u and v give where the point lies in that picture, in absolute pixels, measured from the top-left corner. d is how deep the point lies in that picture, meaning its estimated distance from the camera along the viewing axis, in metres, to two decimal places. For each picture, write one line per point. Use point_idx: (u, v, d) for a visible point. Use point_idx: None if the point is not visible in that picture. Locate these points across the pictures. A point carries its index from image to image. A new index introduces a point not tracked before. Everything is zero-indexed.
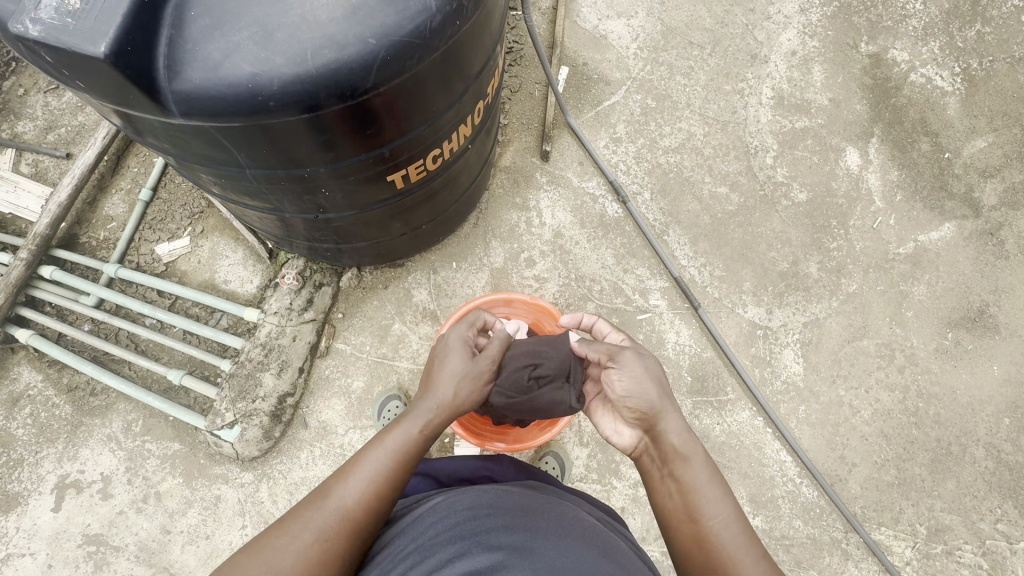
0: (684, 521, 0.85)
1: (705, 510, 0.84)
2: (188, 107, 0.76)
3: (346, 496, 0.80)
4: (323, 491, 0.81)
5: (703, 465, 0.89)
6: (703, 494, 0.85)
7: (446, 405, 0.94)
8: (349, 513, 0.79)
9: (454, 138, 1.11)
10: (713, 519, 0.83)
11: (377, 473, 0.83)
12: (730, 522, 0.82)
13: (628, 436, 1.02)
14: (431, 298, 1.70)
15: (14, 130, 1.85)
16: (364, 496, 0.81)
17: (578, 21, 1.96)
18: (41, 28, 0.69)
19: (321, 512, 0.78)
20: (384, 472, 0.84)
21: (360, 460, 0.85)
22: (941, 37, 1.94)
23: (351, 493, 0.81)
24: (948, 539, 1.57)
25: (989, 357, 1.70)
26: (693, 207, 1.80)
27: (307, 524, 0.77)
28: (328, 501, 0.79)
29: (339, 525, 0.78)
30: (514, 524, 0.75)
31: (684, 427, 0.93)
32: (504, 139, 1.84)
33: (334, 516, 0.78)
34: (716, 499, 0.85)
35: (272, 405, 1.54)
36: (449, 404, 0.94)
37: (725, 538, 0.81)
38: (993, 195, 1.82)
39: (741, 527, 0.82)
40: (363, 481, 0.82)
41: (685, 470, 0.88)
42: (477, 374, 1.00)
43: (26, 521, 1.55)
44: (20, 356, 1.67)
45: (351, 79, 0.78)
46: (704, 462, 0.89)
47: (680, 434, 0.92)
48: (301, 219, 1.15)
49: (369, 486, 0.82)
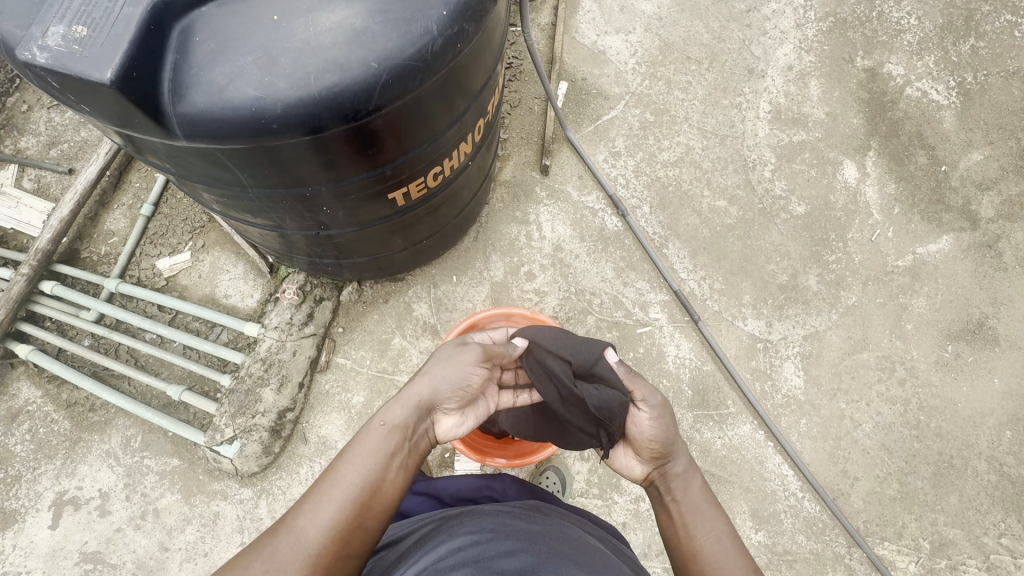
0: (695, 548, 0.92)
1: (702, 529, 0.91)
2: (192, 130, 0.77)
3: (307, 523, 0.79)
4: (284, 520, 0.81)
5: (700, 489, 0.97)
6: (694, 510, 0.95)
7: (412, 410, 0.92)
8: (312, 540, 0.78)
9: (455, 155, 1.12)
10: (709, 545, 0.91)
11: (341, 493, 0.82)
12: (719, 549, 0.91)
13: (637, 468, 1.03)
14: (431, 312, 1.70)
15: (17, 146, 1.86)
16: (326, 522, 0.80)
17: (576, 36, 1.98)
18: (49, 54, 0.70)
19: (281, 542, 0.78)
20: (348, 491, 0.83)
21: (325, 481, 0.84)
22: (935, 52, 1.96)
23: (311, 522, 0.79)
24: (952, 553, 1.56)
25: (990, 370, 1.70)
26: (692, 220, 1.80)
27: (267, 557, 0.77)
28: (288, 527, 0.79)
29: (297, 554, 0.77)
30: (519, 549, 0.75)
31: (686, 457, 0.99)
32: (503, 154, 1.85)
33: (292, 545, 0.78)
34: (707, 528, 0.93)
35: (272, 420, 1.53)
36: (413, 408, 0.92)
37: (717, 552, 0.89)
38: (991, 208, 1.83)
39: (732, 542, 0.90)
40: (322, 505, 0.81)
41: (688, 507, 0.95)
42: (453, 366, 0.96)
43: (23, 539, 1.54)
44: (19, 371, 1.67)
45: (353, 102, 0.79)
46: (700, 486, 0.97)
47: (679, 465, 0.98)
48: (301, 235, 1.15)
49: (331, 511, 0.81)
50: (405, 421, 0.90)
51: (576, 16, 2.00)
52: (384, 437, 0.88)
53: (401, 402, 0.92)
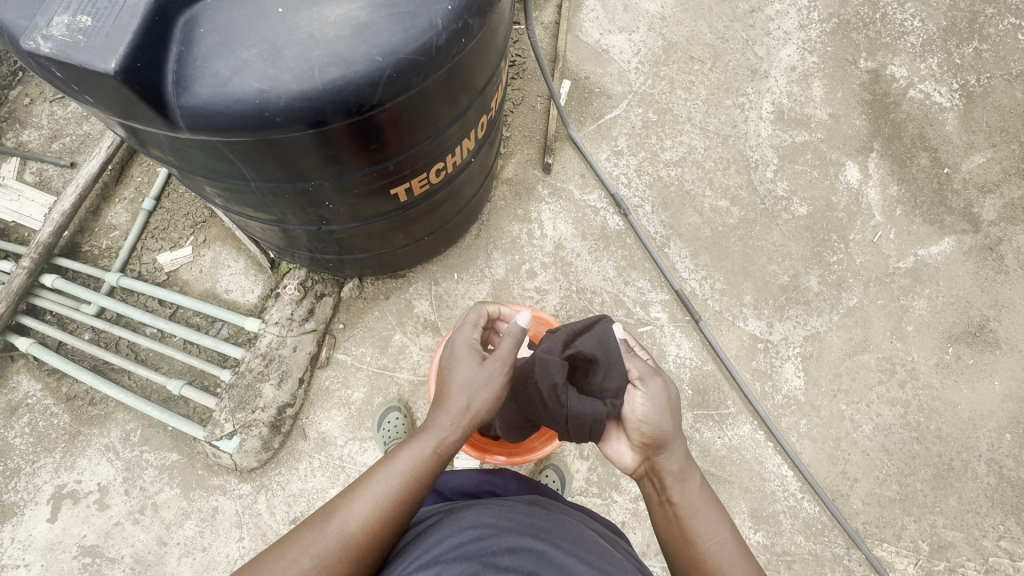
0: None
1: (703, 529, 0.89)
2: (195, 122, 0.77)
3: (353, 525, 0.79)
4: (327, 515, 0.80)
5: (699, 487, 0.94)
6: (701, 519, 0.90)
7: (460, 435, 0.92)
8: (355, 542, 0.79)
9: (458, 152, 1.12)
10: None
11: (387, 504, 0.82)
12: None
13: (628, 456, 1.02)
14: (432, 309, 1.70)
15: (20, 139, 1.86)
16: (372, 526, 0.80)
17: (580, 35, 1.98)
18: (53, 44, 0.70)
19: (324, 538, 0.78)
20: (394, 503, 0.83)
21: (372, 486, 0.83)
22: (939, 54, 1.96)
23: (359, 522, 0.80)
24: (950, 556, 1.56)
25: (990, 373, 1.70)
26: (694, 219, 1.80)
27: (311, 552, 0.76)
28: (333, 525, 0.79)
29: (342, 552, 0.77)
30: (521, 544, 0.74)
31: (684, 458, 0.95)
32: (506, 152, 1.85)
33: (337, 543, 0.78)
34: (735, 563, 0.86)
35: (271, 416, 1.53)
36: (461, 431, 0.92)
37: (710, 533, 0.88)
38: (992, 210, 1.83)
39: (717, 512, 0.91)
40: (371, 506, 0.81)
41: (685, 531, 0.90)
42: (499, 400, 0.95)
43: (21, 532, 1.53)
44: (19, 364, 1.67)
45: (357, 95, 0.79)
46: (699, 484, 0.94)
47: (680, 464, 0.94)
48: (303, 230, 1.15)
49: (379, 516, 0.81)
50: (454, 440, 0.91)
51: (580, 15, 2.00)
52: (434, 460, 0.88)
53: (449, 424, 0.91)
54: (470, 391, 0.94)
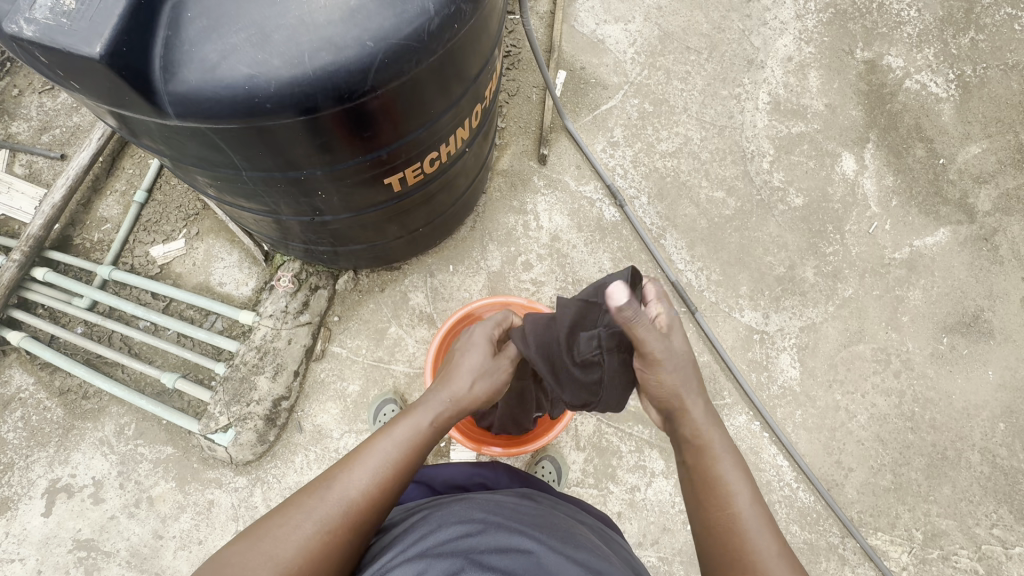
0: (706, 503, 0.83)
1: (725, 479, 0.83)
2: (184, 109, 0.75)
3: (352, 489, 0.79)
4: (324, 480, 0.79)
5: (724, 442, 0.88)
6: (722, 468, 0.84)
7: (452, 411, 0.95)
8: (354, 505, 0.78)
9: (452, 141, 1.11)
10: (733, 499, 0.81)
11: (383, 466, 0.82)
12: (749, 501, 0.81)
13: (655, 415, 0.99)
14: (428, 302, 1.69)
15: (9, 131, 1.84)
16: (370, 491, 0.80)
17: (575, 25, 1.96)
18: (37, 28, 0.68)
19: (326, 504, 0.76)
20: (391, 466, 0.83)
21: (370, 453, 0.83)
22: (936, 44, 1.96)
23: (358, 487, 0.79)
24: (944, 544, 1.58)
25: (984, 362, 1.71)
26: (690, 210, 1.80)
27: (313, 515, 0.75)
28: (332, 493, 0.78)
29: (343, 515, 0.77)
30: (509, 541, 0.74)
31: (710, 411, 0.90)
32: (501, 143, 1.84)
33: (338, 510, 0.76)
34: (734, 475, 0.84)
35: (266, 409, 1.53)
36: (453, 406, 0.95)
37: (723, 479, 0.83)
38: (988, 201, 1.83)
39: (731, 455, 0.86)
40: (370, 472, 0.81)
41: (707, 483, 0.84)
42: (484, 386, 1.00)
43: (16, 527, 1.53)
44: (12, 358, 1.66)
45: (348, 82, 0.78)
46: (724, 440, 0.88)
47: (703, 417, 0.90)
48: (296, 221, 1.14)
49: (377, 480, 0.81)
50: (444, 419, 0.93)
51: (576, 4, 1.99)
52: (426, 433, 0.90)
53: (442, 400, 0.94)
54: (461, 373, 0.99)
